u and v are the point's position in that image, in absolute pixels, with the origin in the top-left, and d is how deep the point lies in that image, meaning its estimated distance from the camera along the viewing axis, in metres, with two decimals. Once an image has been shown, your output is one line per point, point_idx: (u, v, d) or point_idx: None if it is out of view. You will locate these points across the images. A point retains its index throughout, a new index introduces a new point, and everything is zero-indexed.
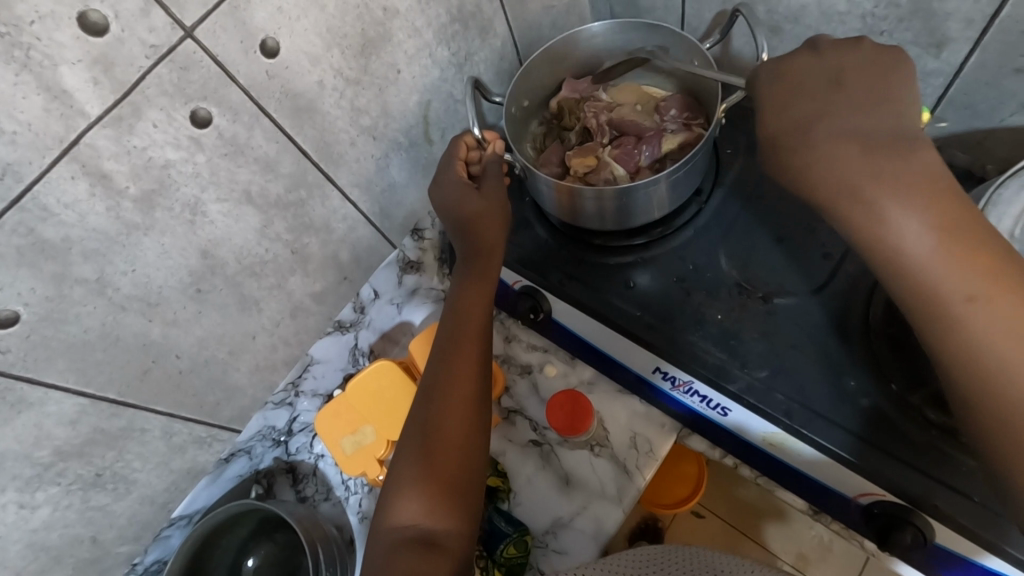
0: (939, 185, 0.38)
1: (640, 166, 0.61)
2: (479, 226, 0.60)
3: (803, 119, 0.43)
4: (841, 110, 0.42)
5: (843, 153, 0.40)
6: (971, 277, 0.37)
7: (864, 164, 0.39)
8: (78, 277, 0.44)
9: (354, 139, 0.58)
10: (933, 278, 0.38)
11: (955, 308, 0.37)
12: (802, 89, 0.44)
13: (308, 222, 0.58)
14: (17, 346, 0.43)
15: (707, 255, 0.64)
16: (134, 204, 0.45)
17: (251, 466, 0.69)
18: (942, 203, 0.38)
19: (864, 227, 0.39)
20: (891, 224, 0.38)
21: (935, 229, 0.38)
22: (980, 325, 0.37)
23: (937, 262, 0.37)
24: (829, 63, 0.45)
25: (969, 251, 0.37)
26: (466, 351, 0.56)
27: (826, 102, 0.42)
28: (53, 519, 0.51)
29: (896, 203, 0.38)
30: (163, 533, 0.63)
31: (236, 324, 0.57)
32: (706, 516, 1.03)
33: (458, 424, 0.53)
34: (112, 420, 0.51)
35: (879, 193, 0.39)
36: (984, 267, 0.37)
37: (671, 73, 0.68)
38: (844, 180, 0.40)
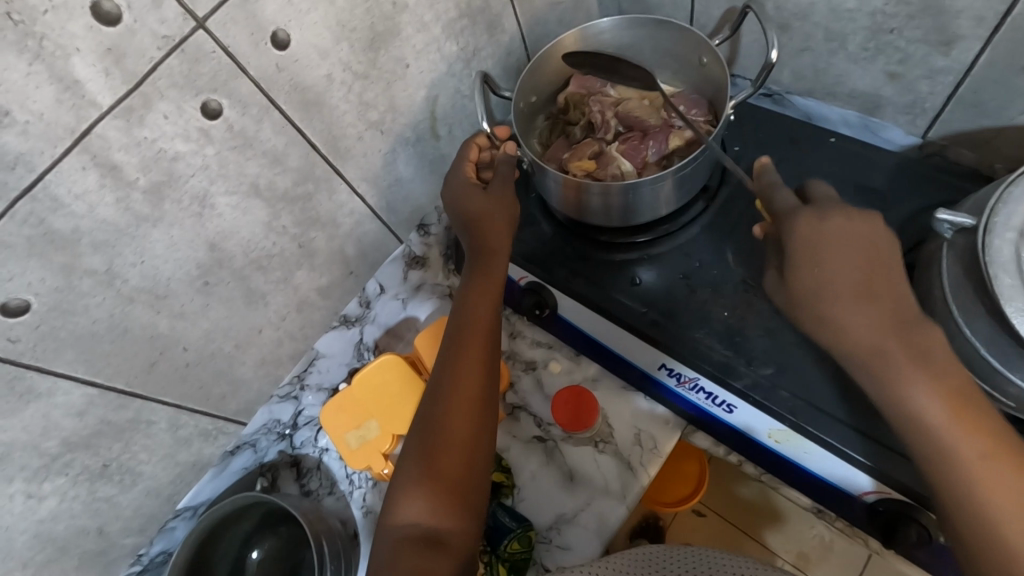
0: (938, 355, 0.42)
1: (646, 162, 0.62)
2: (485, 226, 0.60)
3: (839, 286, 0.44)
4: (855, 268, 0.44)
5: (863, 314, 0.43)
6: (970, 440, 0.40)
7: (875, 323, 0.43)
8: (88, 268, 0.44)
9: (361, 133, 0.58)
10: (944, 443, 0.41)
11: (959, 467, 0.40)
12: (820, 240, 0.45)
13: (315, 217, 0.58)
14: (27, 336, 0.43)
15: (713, 251, 0.64)
16: (144, 196, 0.45)
17: (257, 458, 0.69)
18: (945, 374, 0.42)
19: (878, 384, 0.43)
20: (901, 388, 0.42)
21: (948, 405, 0.41)
22: (984, 483, 0.40)
23: (944, 425, 0.41)
24: (846, 221, 0.46)
25: (967, 417, 0.41)
26: (471, 350, 0.56)
27: (838, 254, 0.45)
28: (60, 510, 0.51)
29: (904, 368, 0.42)
30: (168, 525, 0.64)
31: (242, 317, 0.57)
32: (708, 514, 1.04)
33: (461, 423, 0.52)
34: (119, 412, 0.51)
35: (902, 366, 0.42)
36: (981, 434, 0.40)
37: (678, 68, 0.68)
38: (864, 335, 0.43)
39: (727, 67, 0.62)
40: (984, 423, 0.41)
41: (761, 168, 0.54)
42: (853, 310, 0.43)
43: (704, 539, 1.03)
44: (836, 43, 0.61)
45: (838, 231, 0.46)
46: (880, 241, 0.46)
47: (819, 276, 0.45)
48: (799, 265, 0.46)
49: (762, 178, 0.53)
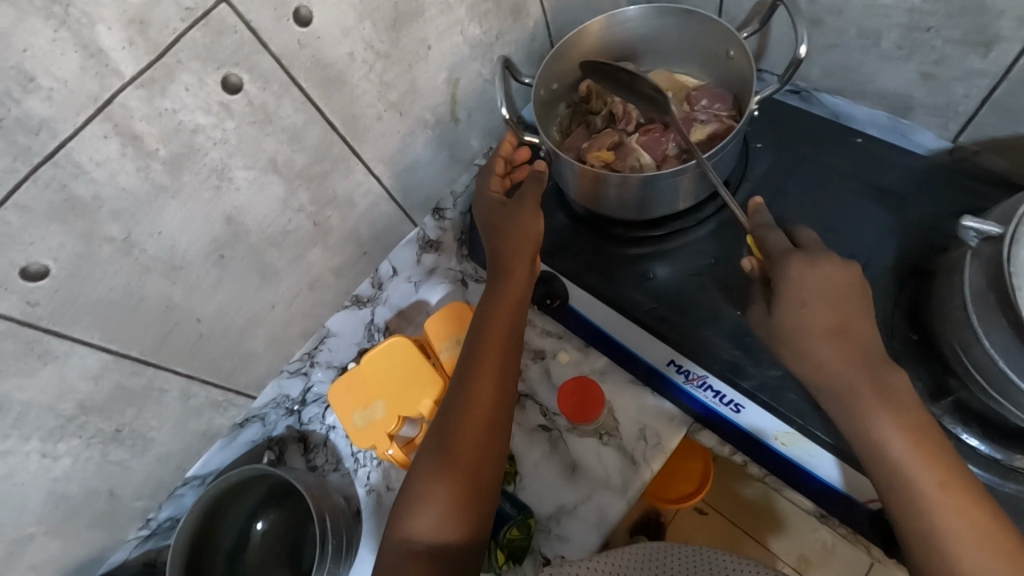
0: (897, 392, 0.45)
1: (666, 155, 0.61)
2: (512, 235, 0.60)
3: (818, 326, 0.47)
4: (833, 308, 0.47)
5: (835, 351, 0.47)
6: (931, 473, 0.43)
7: (842, 360, 0.46)
8: (106, 235, 0.44)
9: (381, 114, 0.58)
10: (908, 473, 0.43)
11: (919, 498, 0.43)
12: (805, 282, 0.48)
13: (331, 196, 0.58)
14: (47, 299, 0.43)
15: (728, 249, 0.64)
16: (164, 166, 0.45)
17: (265, 432, 0.70)
18: (904, 409, 0.45)
19: (850, 416, 0.46)
20: (869, 419, 0.45)
21: (911, 441, 0.44)
22: (944, 513, 0.42)
23: (907, 458, 0.43)
24: (833, 269, 0.48)
25: (927, 451, 0.43)
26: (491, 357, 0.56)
27: (819, 295, 0.47)
28: (73, 470, 0.53)
29: (872, 402, 0.45)
30: (177, 491, 0.66)
31: (256, 292, 0.58)
32: (709, 513, 1.04)
33: (472, 427, 0.53)
34: (133, 379, 0.52)
35: (870, 400, 0.45)
36: (941, 468, 0.43)
37: (704, 61, 0.67)
38: (838, 370, 0.46)
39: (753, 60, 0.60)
40: (942, 456, 0.43)
41: (754, 207, 0.55)
42: (826, 346, 0.47)
43: (706, 537, 1.03)
44: (870, 40, 0.59)
45: (821, 276, 0.48)
46: (854, 289, 0.49)
47: (798, 315, 0.47)
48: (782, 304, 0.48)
49: (754, 218, 0.55)
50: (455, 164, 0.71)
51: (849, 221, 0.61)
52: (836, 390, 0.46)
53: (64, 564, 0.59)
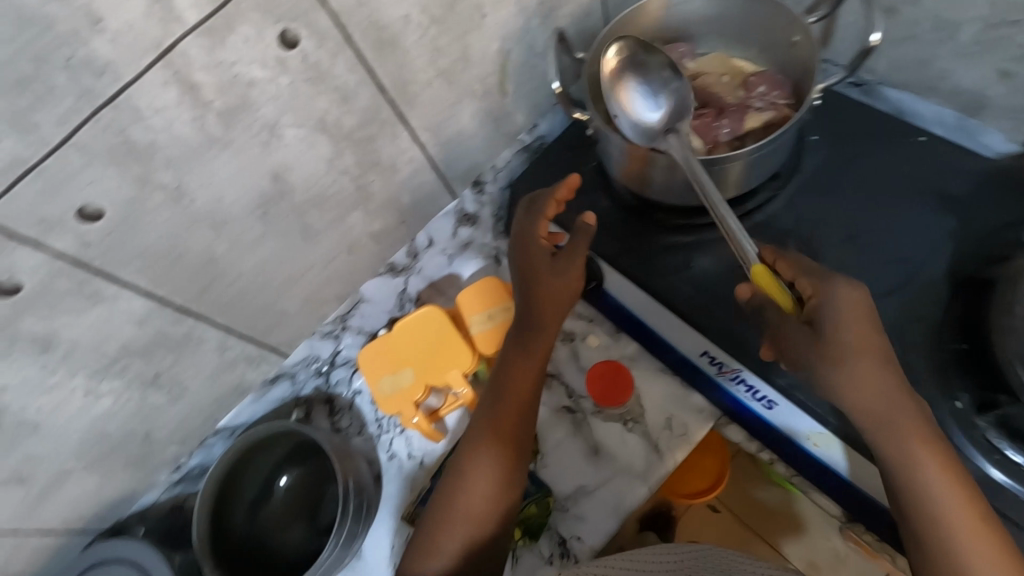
0: (913, 408, 0.45)
1: (718, 142, 0.60)
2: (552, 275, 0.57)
3: (848, 353, 0.46)
4: (869, 335, 0.46)
5: (865, 372, 0.45)
6: (948, 486, 0.44)
7: (872, 379, 0.45)
8: (159, 183, 0.44)
9: (430, 80, 0.57)
10: (926, 488, 0.44)
11: (937, 509, 0.44)
12: (834, 312, 0.46)
13: (375, 160, 0.58)
14: (99, 241, 0.44)
15: (775, 242, 0.61)
16: (218, 118, 0.45)
17: (293, 391, 0.71)
18: (922, 424, 0.45)
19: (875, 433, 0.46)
20: (894, 437, 0.45)
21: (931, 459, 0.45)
22: (959, 525, 0.43)
23: (925, 470, 0.44)
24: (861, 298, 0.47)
25: (946, 464, 0.45)
26: (533, 355, 0.58)
27: (851, 323, 0.46)
28: (113, 409, 0.55)
29: (897, 422, 0.45)
30: (207, 440, 0.68)
31: (297, 251, 0.58)
32: (722, 513, 1.03)
33: (509, 419, 0.56)
34: (174, 326, 0.53)
35: (898, 420, 0.45)
36: (955, 481, 0.44)
37: (765, 45, 0.64)
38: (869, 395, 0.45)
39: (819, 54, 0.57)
40: (956, 469, 0.45)
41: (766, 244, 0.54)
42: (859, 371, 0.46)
43: (714, 534, 1.03)
44: (946, 33, 0.56)
45: (851, 303, 0.46)
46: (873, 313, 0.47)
47: (825, 344, 0.46)
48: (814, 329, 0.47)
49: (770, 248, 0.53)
50: (498, 136, 0.70)
51: (906, 224, 0.59)
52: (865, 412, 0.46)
53: (98, 500, 0.61)
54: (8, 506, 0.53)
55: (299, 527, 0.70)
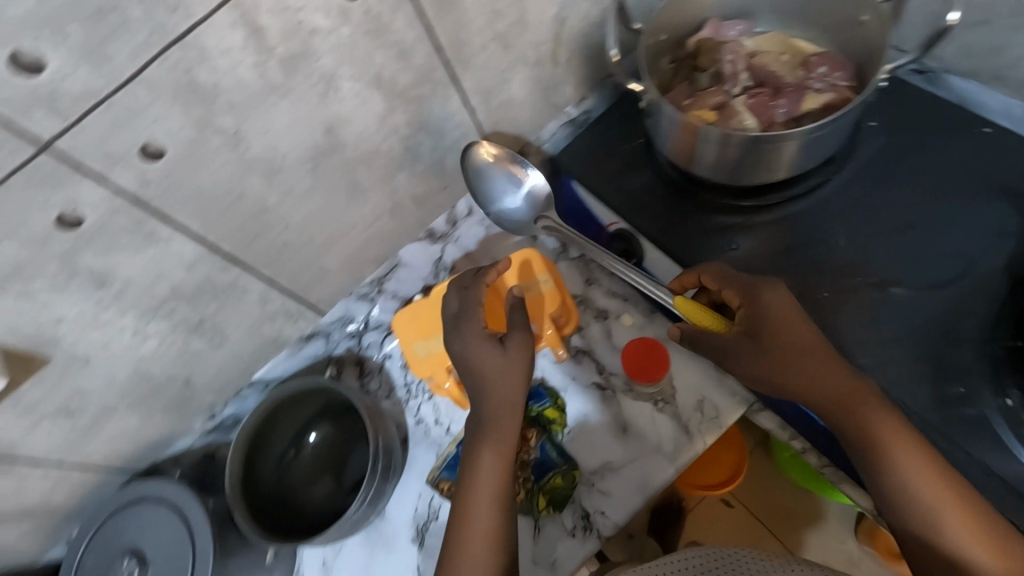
0: (874, 412, 0.48)
1: (773, 122, 0.59)
2: (507, 365, 0.59)
3: (789, 357, 0.50)
4: (806, 338, 0.50)
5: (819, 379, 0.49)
6: (926, 477, 0.45)
7: (828, 379, 0.49)
8: (219, 127, 0.45)
9: (486, 43, 0.56)
10: (906, 478, 0.46)
11: (923, 506, 0.45)
12: (759, 319, 0.52)
13: (425, 121, 0.58)
14: (159, 180, 0.44)
15: (824, 229, 0.60)
16: (279, 64, 0.45)
17: (327, 349, 0.73)
18: (889, 421, 0.47)
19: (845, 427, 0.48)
20: (865, 429, 0.47)
21: (904, 449, 0.46)
22: (945, 515, 0.44)
23: (900, 471, 0.46)
24: (784, 299, 0.52)
25: (920, 455, 0.46)
26: (511, 377, 0.59)
27: (784, 328, 0.51)
28: (158, 351, 0.56)
29: (861, 415, 0.47)
30: (242, 392, 0.69)
31: (342, 208, 0.59)
32: (735, 506, 1.01)
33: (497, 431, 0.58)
34: (221, 273, 0.54)
35: (862, 414, 0.47)
36: (933, 470, 0.45)
37: (828, 25, 0.62)
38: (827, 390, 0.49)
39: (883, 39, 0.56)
40: (933, 463, 0.46)
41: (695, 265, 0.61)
42: (811, 368, 0.49)
43: (724, 531, 1.00)
44: None
45: (776, 306, 0.52)
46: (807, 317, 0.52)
47: (764, 356, 0.51)
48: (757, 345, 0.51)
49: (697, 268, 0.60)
50: (545, 107, 0.69)
51: (965, 218, 0.57)
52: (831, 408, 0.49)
53: (137, 440, 0.63)
54: (56, 437, 0.55)
55: (325, 483, 0.72)
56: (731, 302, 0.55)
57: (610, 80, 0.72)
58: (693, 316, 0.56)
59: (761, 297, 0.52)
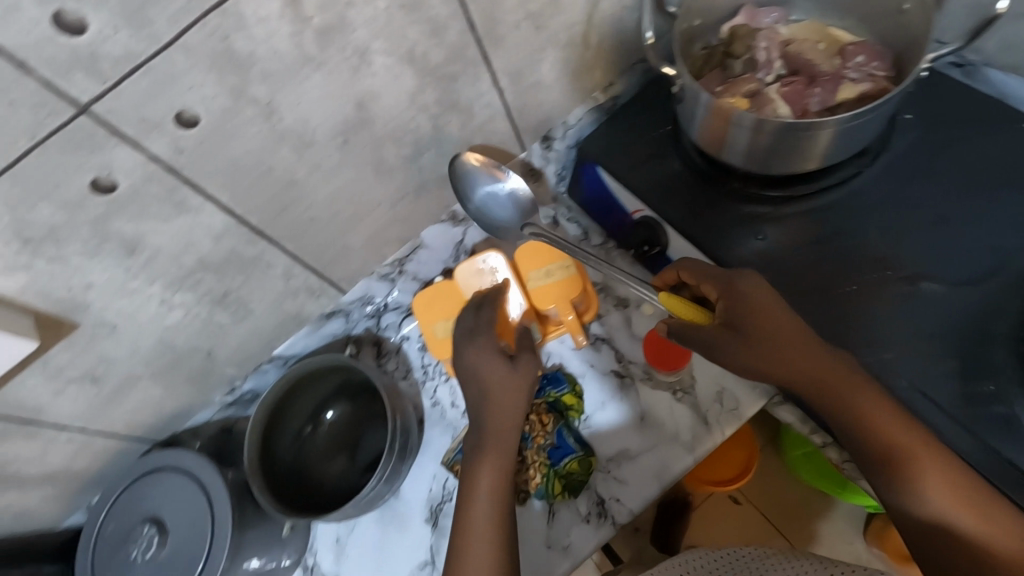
0: (887, 414, 0.48)
1: (807, 111, 0.57)
2: (509, 380, 0.61)
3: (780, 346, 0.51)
4: (786, 324, 0.51)
5: (828, 378, 0.49)
6: (922, 456, 0.46)
7: (819, 368, 0.50)
8: (253, 97, 0.45)
9: (519, 23, 0.56)
10: (900, 457, 0.47)
11: (917, 483, 0.46)
12: (740, 309, 0.52)
13: (454, 100, 0.58)
14: (192, 148, 0.44)
15: (855, 221, 0.59)
16: (315, 36, 0.44)
17: (346, 328, 0.73)
18: (881, 403, 0.48)
19: (840, 412, 0.50)
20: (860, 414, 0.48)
21: (894, 430, 0.47)
22: (940, 491, 0.46)
23: (910, 470, 0.46)
24: (761, 286, 0.53)
25: (912, 435, 0.47)
26: (514, 390, 0.61)
27: (768, 317, 0.51)
28: (183, 322, 0.56)
29: (854, 401, 0.49)
30: (262, 366, 0.69)
31: (368, 185, 0.58)
32: (744, 504, 1.00)
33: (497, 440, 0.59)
34: (247, 246, 0.54)
35: (855, 399, 0.49)
36: (927, 449, 0.47)
37: (868, 14, 0.61)
38: (819, 376, 0.50)
39: (923, 39, 0.55)
40: (944, 460, 0.46)
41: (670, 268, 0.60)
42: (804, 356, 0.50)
43: (731, 529, 0.99)
44: None
45: (752, 294, 0.52)
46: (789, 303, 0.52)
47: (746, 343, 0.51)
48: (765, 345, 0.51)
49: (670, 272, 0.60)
50: (573, 91, 0.68)
51: (1001, 214, 0.56)
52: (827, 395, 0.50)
53: (158, 410, 0.64)
54: (81, 403, 0.56)
55: (340, 460, 0.73)
56: (709, 295, 0.55)
57: (640, 65, 0.71)
58: (677, 309, 0.56)
59: (740, 287, 0.53)
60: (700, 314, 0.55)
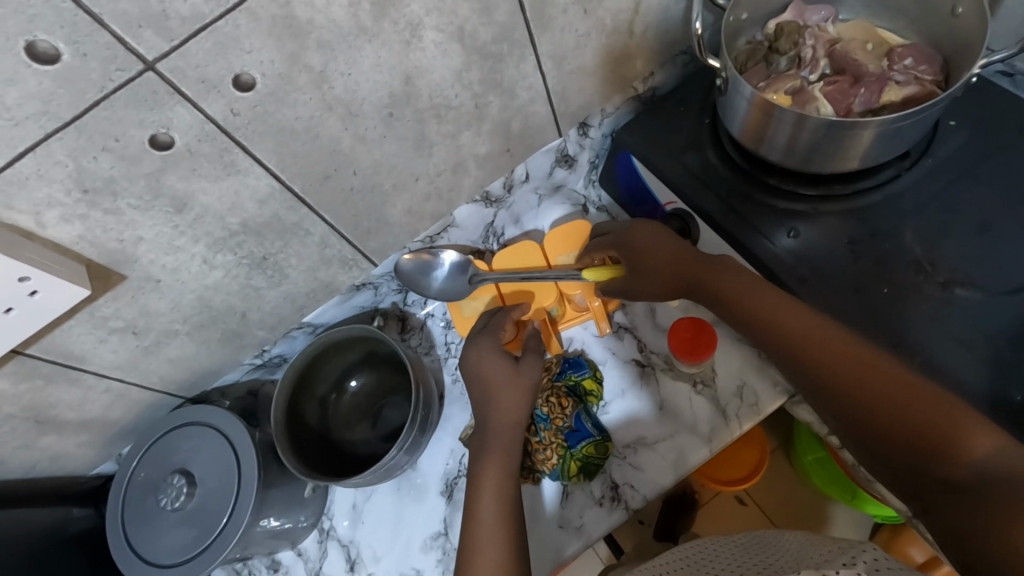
0: (909, 387, 0.43)
1: (849, 111, 0.57)
2: (515, 376, 0.63)
3: (755, 314, 0.53)
4: (752, 293, 0.54)
5: (823, 353, 0.48)
6: (920, 411, 0.42)
7: (799, 332, 0.50)
8: (307, 65, 0.46)
9: (567, 7, 0.56)
10: (895, 411, 0.43)
11: (922, 432, 0.41)
12: (641, 255, 0.62)
13: (498, 80, 0.58)
14: (245, 112, 0.46)
15: (893, 224, 0.59)
16: (371, 8, 0.45)
17: (374, 301, 0.75)
18: (873, 364, 0.45)
19: (833, 382, 0.46)
20: (853, 377, 0.45)
21: (885, 390, 0.44)
22: (956, 441, 0.40)
23: (912, 422, 0.42)
24: (655, 230, 0.62)
25: (908, 392, 0.43)
26: (519, 390, 0.62)
27: (739, 281, 0.55)
28: (222, 282, 0.58)
29: (843, 365, 0.46)
30: (291, 333, 0.71)
31: (408, 159, 0.59)
32: (749, 505, 1.00)
33: (503, 443, 0.59)
34: (289, 212, 0.56)
35: (840, 364, 0.46)
36: (926, 402, 0.42)
37: (921, 17, 0.60)
38: (805, 338, 0.49)
39: (979, 43, 0.54)
40: (940, 406, 0.42)
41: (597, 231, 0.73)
42: (784, 317, 0.51)
43: (737, 526, 1.00)
44: None
45: (654, 239, 0.61)
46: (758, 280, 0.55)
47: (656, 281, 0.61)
48: (745, 319, 0.54)
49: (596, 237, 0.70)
50: (615, 79, 0.68)
51: None
52: (820, 362, 0.48)
53: (191, 368, 0.66)
54: (121, 354, 0.58)
55: (364, 426, 0.76)
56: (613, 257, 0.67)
57: (683, 56, 0.70)
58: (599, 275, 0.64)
59: (639, 235, 0.63)
60: (614, 268, 0.64)
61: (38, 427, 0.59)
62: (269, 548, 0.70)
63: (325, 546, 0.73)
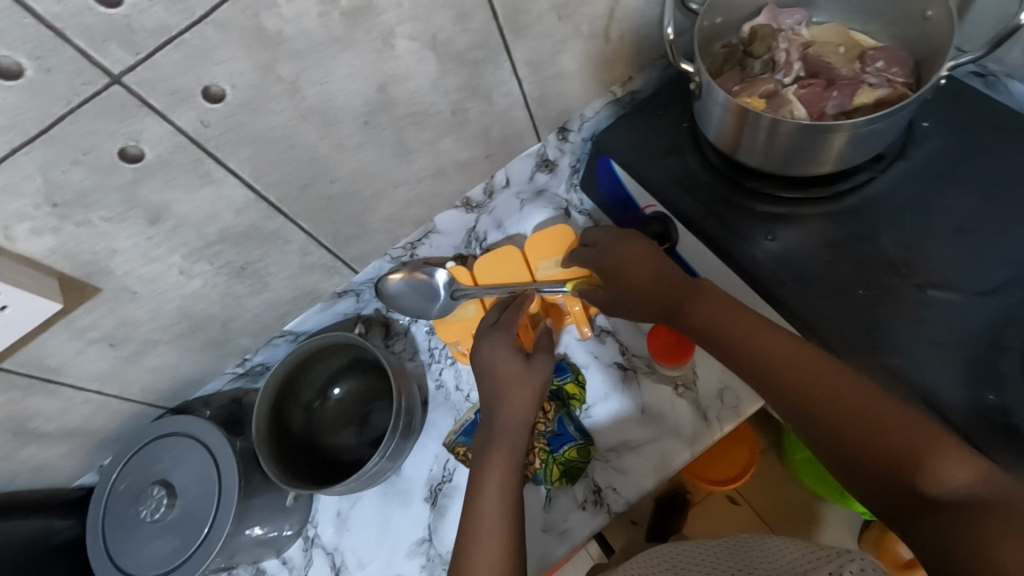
0: (884, 409, 0.43)
1: (823, 114, 0.58)
2: (527, 373, 0.63)
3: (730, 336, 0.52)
4: (728, 310, 0.53)
5: (802, 374, 0.46)
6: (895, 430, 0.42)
7: (774, 356, 0.48)
8: (279, 75, 0.46)
9: (543, 13, 0.56)
10: (872, 433, 0.42)
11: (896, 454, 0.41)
12: (624, 264, 0.62)
13: (476, 86, 0.58)
14: (217, 122, 0.46)
15: (870, 227, 0.59)
16: (343, 17, 0.45)
17: (356, 308, 0.75)
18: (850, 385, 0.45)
19: (809, 405, 0.45)
20: (830, 399, 0.44)
21: (862, 411, 0.43)
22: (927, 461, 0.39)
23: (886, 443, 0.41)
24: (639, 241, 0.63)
25: (883, 413, 0.43)
26: (529, 387, 0.62)
27: (715, 300, 0.54)
28: (201, 292, 0.58)
29: (821, 387, 0.45)
30: (273, 340, 0.71)
31: (387, 166, 0.60)
32: (740, 505, 1.00)
33: (509, 438, 0.59)
34: (267, 221, 0.56)
35: (817, 385, 0.45)
36: (900, 424, 0.42)
37: (895, 20, 0.61)
38: (781, 360, 0.48)
39: (948, 44, 0.55)
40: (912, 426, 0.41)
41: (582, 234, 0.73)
42: (761, 339, 0.50)
43: (729, 526, 1.00)
44: None
45: (644, 250, 0.61)
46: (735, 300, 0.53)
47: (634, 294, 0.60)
48: (719, 338, 0.52)
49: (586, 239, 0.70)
50: (594, 84, 0.69)
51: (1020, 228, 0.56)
52: (795, 385, 0.46)
53: (173, 377, 0.66)
54: (100, 364, 0.58)
55: (348, 433, 0.76)
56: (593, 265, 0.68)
57: (661, 61, 0.71)
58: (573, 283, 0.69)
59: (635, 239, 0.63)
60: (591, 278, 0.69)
61: (18, 439, 0.58)
62: (254, 557, 0.70)
63: (310, 554, 0.73)
